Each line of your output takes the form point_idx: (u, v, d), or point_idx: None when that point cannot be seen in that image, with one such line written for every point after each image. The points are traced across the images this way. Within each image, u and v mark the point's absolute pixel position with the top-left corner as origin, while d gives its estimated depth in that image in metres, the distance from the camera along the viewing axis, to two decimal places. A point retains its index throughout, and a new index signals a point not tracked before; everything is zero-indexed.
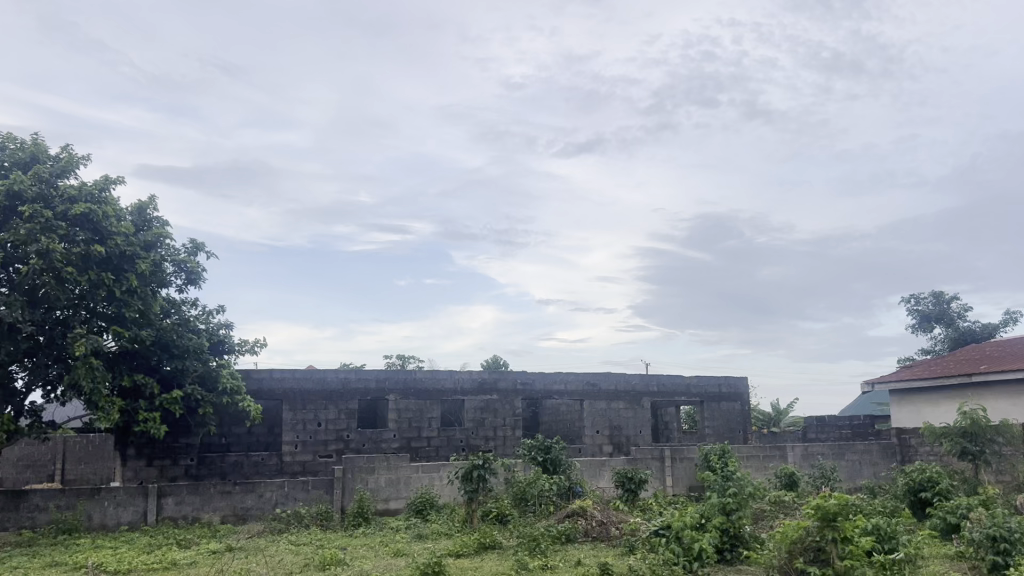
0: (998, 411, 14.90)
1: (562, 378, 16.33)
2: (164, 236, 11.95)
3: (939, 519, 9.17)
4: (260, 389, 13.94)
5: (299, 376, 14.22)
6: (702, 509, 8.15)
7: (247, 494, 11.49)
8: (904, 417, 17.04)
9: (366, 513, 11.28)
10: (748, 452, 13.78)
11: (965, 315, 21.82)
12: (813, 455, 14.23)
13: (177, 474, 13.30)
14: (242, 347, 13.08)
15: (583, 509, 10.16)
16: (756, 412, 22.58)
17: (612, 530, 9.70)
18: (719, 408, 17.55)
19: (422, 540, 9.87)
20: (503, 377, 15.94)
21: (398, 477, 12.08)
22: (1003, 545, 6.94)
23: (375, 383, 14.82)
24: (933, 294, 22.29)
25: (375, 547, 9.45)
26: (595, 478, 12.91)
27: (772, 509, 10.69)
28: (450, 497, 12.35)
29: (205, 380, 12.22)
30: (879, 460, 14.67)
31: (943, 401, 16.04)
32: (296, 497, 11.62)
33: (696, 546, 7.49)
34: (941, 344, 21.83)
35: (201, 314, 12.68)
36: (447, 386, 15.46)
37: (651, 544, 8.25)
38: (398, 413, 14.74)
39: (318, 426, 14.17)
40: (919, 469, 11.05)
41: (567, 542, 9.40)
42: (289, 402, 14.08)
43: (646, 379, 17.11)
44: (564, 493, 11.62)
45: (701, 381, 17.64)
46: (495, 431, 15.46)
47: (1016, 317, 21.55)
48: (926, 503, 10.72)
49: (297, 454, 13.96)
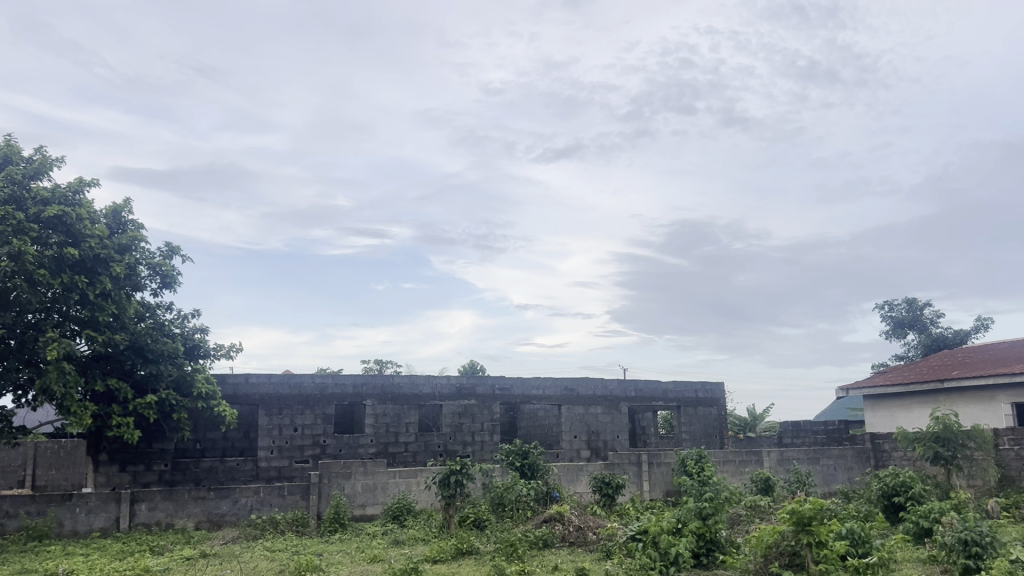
0: (969, 416, 15.15)
1: (540, 383, 16.32)
2: (139, 239, 11.83)
3: (912, 523, 9.29)
4: (237, 394, 13.81)
5: (275, 381, 14.11)
6: (679, 514, 8.18)
7: (222, 499, 11.38)
8: (877, 422, 17.21)
9: (343, 519, 11.23)
10: (724, 457, 13.87)
11: (938, 321, 22.09)
12: (788, 460, 14.34)
13: (151, 480, 13.14)
14: (217, 351, 12.97)
15: (560, 514, 10.19)
16: (733, 417, 22.74)
17: (588, 535, 9.71)
18: (696, 413, 17.67)
19: (399, 547, 9.81)
20: (482, 381, 15.81)
21: (375, 482, 12.01)
22: (975, 549, 7.02)
23: (352, 388, 14.64)
24: (906, 300, 22.56)
25: (351, 553, 9.39)
26: (573, 483, 12.85)
27: (749, 513, 10.77)
28: (427, 502, 12.29)
29: (180, 384, 12.08)
30: (854, 465, 14.82)
31: (916, 406, 16.22)
32: (271, 502, 11.51)
33: (674, 551, 7.52)
34: (915, 349, 22.10)
35: (176, 318, 12.54)
36: (424, 391, 15.31)
37: (628, 549, 8.27)
38: (376, 418, 14.74)
39: (294, 431, 14.08)
40: (892, 474, 11.17)
41: (545, 547, 9.38)
42: (266, 407, 13.99)
43: (624, 383, 17.08)
44: (542, 498, 11.62)
45: (679, 387, 17.69)
46: (473, 436, 15.47)
47: (988, 324, 21.85)
48: (899, 507, 10.86)
49: (273, 459, 13.86)
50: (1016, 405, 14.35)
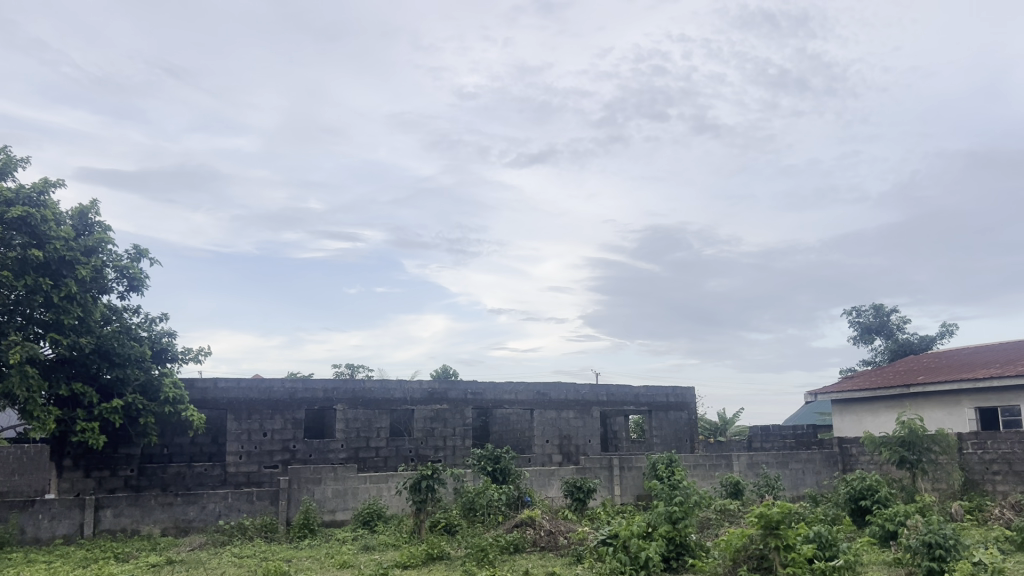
0: (934, 421, 15.39)
1: (512, 387, 16.38)
2: (106, 241, 11.65)
3: (877, 526, 9.40)
4: (204, 399, 13.68)
5: (244, 386, 14.03)
6: (649, 519, 8.23)
7: (189, 505, 11.24)
8: (845, 426, 17.40)
9: (312, 524, 11.13)
10: (695, 461, 13.96)
11: (905, 327, 22.43)
12: (757, 464, 14.44)
13: (116, 485, 12.94)
14: (185, 355, 12.80)
15: (531, 519, 10.19)
16: (703, 422, 22.90)
17: (560, 539, 9.71)
18: (667, 418, 17.75)
19: (369, 552, 9.75)
20: (453, 386, 15.88)
21: (345, 488, 11.93)
22: (938, 552, 7.14)
23: (323, 393, 14.64)
24: (873, 306, 22.87)
25: (320, 559, 9.31)
26: (544, 488, 12.86)
27: (718, 517, 10.88)
28: (397, 508, 12.23)
29: (146, 388, 11.89)
30: (822, 469, 14.98)
31: (883, 411, 16.42)
32: (239, 508, 11.39)
33: (644, 555, 7.54)
34: (882, 355, 22.41)
35: (143, 322, 12.37)
36: (396, 396, 15.36)
37: (599, 553, 8.28)
38: (346, 423, 14.62)
39: (264, 436, 13.92)
40: (860, 478, 11.31)
41: (515, 552, 9.38)
42: (234, 412, 13.84)
43: (595, 388, 17.17)
44: (513, 503, 11.62)
45: (649, 391, 17.79)
46: (444, 440, 15.37)
47: (953, 330, 22.20)
48: (866, 510, 10.98)
49: (242, 464, 13.71)
50: (979, 409, 14.62)
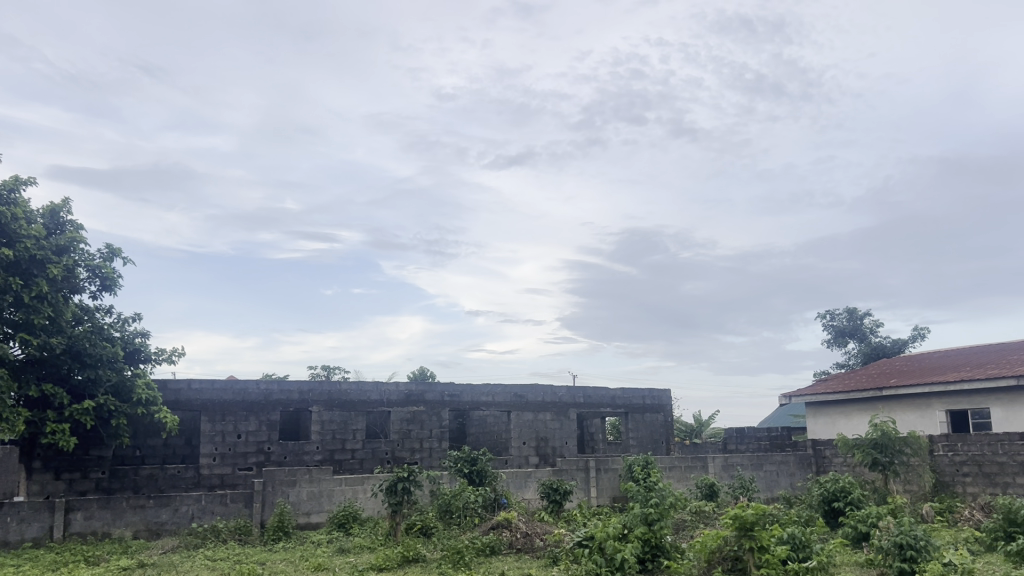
0: (906, 424, 15.56)
1: (489, 389, 16.37)
2: (78, 240, 11.50)
3: (850, 528, 9.49)
4: (178, 400, 13.54)
5: (219, 387, 13.88)
6: (625, 520, 8.24)
7: (162, 507, 11.12)
8: (819, 429, 17.56)
9: (287, 527, 11.05)
10: (670, 463, 14.03)
11: (878, 331, 22.70)
12: (732, 466, 14.52)
13: (87, 488, 12.75)
14: (158, 356, 12.66)
15: (508, 521, 10.20)
16: (679, 424, 23.02)
17: (536, 541, 9.72)
18: (643, 419, 17.83)
19: (344, 555, 9.69)
20: (431, 388, 15.78)
21: (321, 490, 11.85)
22: (909, 553, 7.23)
23: (298, 394, 14.52)
24: (847, 310, 23.11)
25: (295, 562, 9.24)
26: (520, 490, 12.85)
27: (693, 518, 10.94)
28: (373, 510, 12.16)
29: (119, 389, 11.74)
30: (796, 471, 15.10)
31: (856, 414, 16.59)
32: (213, 510, 11.28)
33: (619, 557, 7.56)
34: (855, 358, 22.66)
35: (116, 322, 12.22)
36: (372, 398, 15.25)
37: (574, 555, 8.27)
38: (321, 425, 14.53)
39: (238, 438, 13.80)
40: (833, 479, 11.42)
41: (491, 554, 9.36)
42: (208, 414, 13.71)
43: (573, 390, 17.20)
44: (490, 505, 11.62)
45: (626, 393, 17.85)
46: (421, 442, 15.34)
47: (924, 334, 22.49)
48: (839, 512, 11.08)
49: (216, 467, 13.58)
50: (950, 412, 14.83)
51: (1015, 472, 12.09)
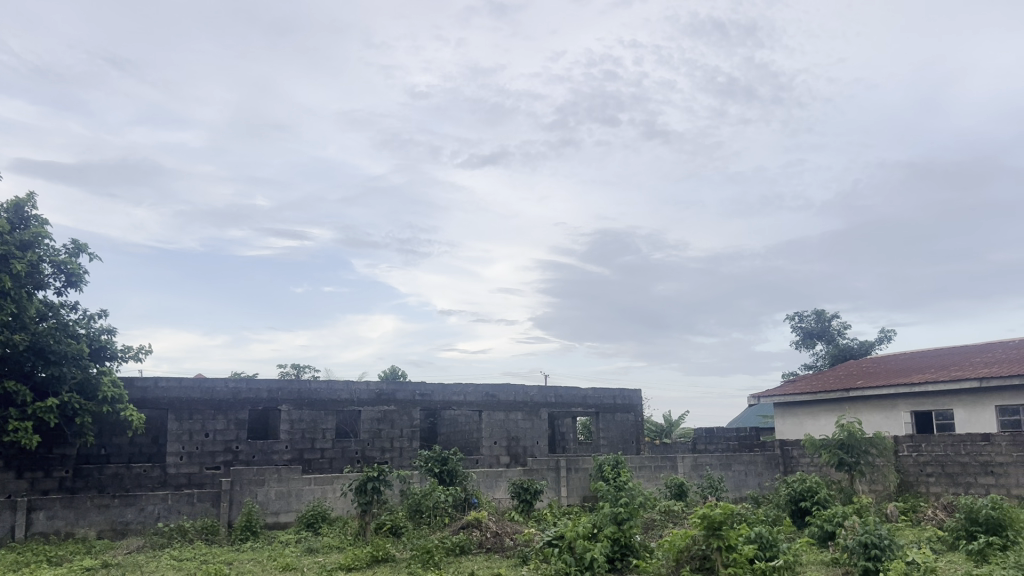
0: (872, 424, 15.78)
1: (460, 389, 16.36)
2: (43, 236, 11.31)
3: (816, 527, 9.60)
4: (144, 399, 13.37)
5: (186, 385, 13.72)
6: (595, 520, 8.28)
7: (127, 507, 10.96)
8: (787, 429, 17.74)
9: (254, 527, 10.94)
10: (640, 462, 14.10)
11: (845, 332, 23.00)
12: (701, 465, 14.64)
13: (50, 487, 12.51)
14: (124, 353, 12.47)
15: (478, 521, 10.18)
16: (649, 424, 23.14)
17: (505, 541, 9.72)
18: (614, 419, 17.91)
19: (312, 555, 9.61)
20: (401, 388, 15.75)
21: (289, 489, 11.74)
22: (873, 552, 7.34)
23: (267, 393, 14.40)
24: (815, 312, 23.39)
25: (262, 562, 9.16)
26: (491, 489, 12.85)
27: (663, 518, 11.01)
28: (342, 510, 12.08)
29: (84, 387, 11.54)
30: (763, 471, 15.26)
31: (823, 414, 16.80)
32: (179, 510, 11.16)
33: (589, 556, 7.59)
34: (823, 360, 22.94)
35: (81, 319, 12.02)
36: (342, 397, 15.16)
37: (544, 554, 8.28)
38: (291, 424, 14.41)
39: (205, 437, 13.65)
40: (800, 479, 11.55)
41: (461, 554, 9.35)
42: (175, 412, 13.55)
43: (544, 390, 17.24)
44: (460, 504, 11.61)
45: (597, 393, 17.91)
46: (391, 442, 15.25)
47: (890, 335, 22.83)
48: (805, 511, 11.21)
49: (183, 466, 13.41)
50: (915, 413, 15.07)
51: (977, 473, 12.31)
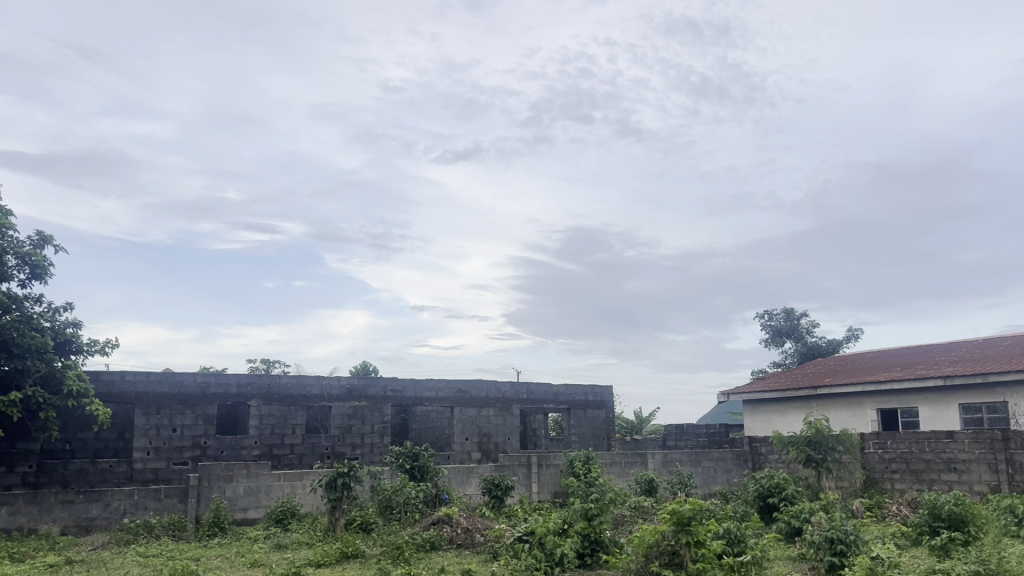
0: (839, 422, 16.00)
1: (432, 385, 16.33)
2: (7, 227, 11.09)
3: (783, 523, 9.72)
4: (110, 393, 13.18)
5: (154, 379, 13.55)
6: (565, 515, 8.30)
7: (92, 503, 10.80)
8: (755, 426, 17.91)
9: (222, 522, 10.85)
10: (611, 459, 14.18)
11: (813, 331, 23.28)
12: (671, 461, 14.75)
13: (13, 483, 12.29)
14: (91, 347, 12.28)
15: (448, 517, 10.18)
16: (620, 420, 23.27)
17: (476, 536, 9.71)
18: (585, 416, 17.98)
19: (281, 551, 9.54)
20: (373, 383, 15.66)
21: (258, 485, 11.63)
22: (839, 547, 7.45)
23: (236, 388, 14.23)
24: (784, 310, 23.64)
25: (230, 558, 9.07)
26: (462, 485, 12.85)
27: (632, 514, 11.09)
28: (312, 506, 11.99)
29: (48, 381, 11.33)
30: (732, 467, 15.41)
31: (791, 411, 17.00)
32: (146, 506, 11.02)
33: (559, 552, 7.61)
34: (792, 357, 23.20)
35: (46, 311, 11.81)
36: (313, 392, 15.07)
37: (515, 550, 8.28)
38: (260, 419, 14.31)
39: (173, 432, 13.52)
40: (768, 476, 11.69)
41: (432, 550, 9.32)
42: (142, 407, 13.41)
43: (516, 386, 17.23)
44: (431, 500, 11.59)
45: (569, 390, 17.97)
46: (362, 438, 15.20)
47: (858, 334, 23.14)
48: (773, 508, 11.33)
49: (149, 461, 13.25)
50: (880, 411, 15.30)
51: (941, 469, 12.52)
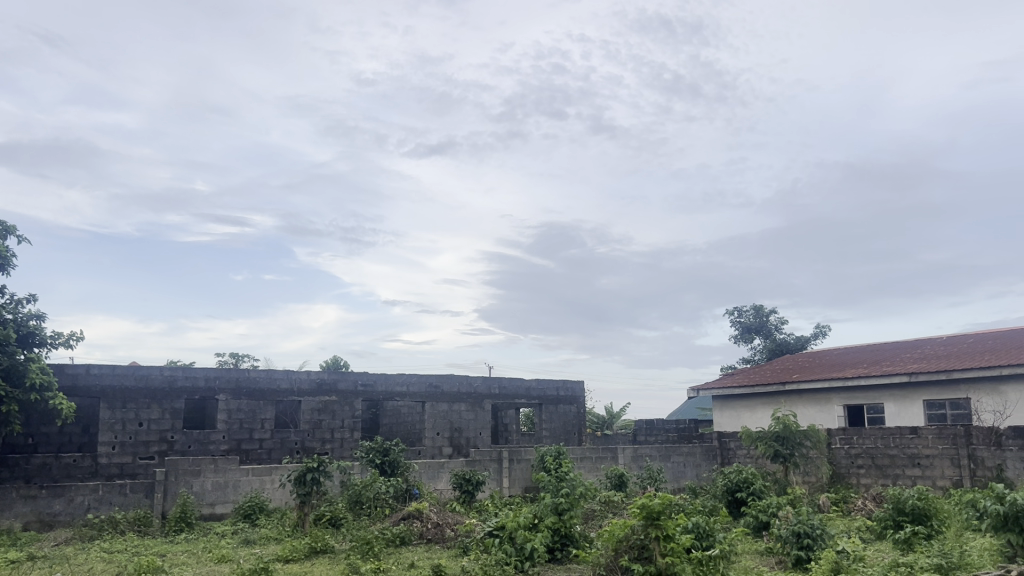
0: (806, 418, 16.20)
1: (404, 380, 16.24)
2: None
3: (751, 517, 9.81)
4: (75, 386, 12.95)
5: (120, 373, 13.33)
6: (535, 510, 8.31)
7: (55, 498, 10.63)
8: (724, 421, 18.05)
9: (189, 518, 10.73)
10: (582, 454, 14.23)
11: (782, 328, 23.51)
12: (641, 456, 14.84)
13: None
14: (55, 339, 12.07)
15: (419, 512, 10.15)
16: (591, 415, 23.38)
17: (446, 531, 9.70)
18: (556, 411, 18.03)
19: (249, 546, 9.46)
20: (344, 377, 15.52)
21: (226, 480, 11.52)
22: (806, 541, 7.55)
23: (204, 382, 14.06)
24: (754, 307, 23.86)
25: (197, 554, 8.97)
26: (433, 480, 12.81)
27: (603, 508, 11.14)
28: (281, 501, 11.90)
29: (10, 374, 11.12)
30: (701, 462, 15.54)
31: (759, 407, 17.18)
32: (111, 501, 10.87)
33: (529, 546, 7.63)
34: (761, 353, 23.43)
35: (8, 303, 11.58)
36: (282, 387, 14.88)
37: (484, 545, 8.26)
38: (228, 414, 14.15)
39: (139, 427, 13.32)
40: (736, 471, 11.81)
41: (402, 545, 9.28)
42: (108, 400, 13.18)
43: (488, 381, 17.19)
44: (402, 495, 11.56)
45: (541, 385, 17.98)
46: (332, 433, 15.13)
47: (826, 331, 23.41)
48: (741, 502, 11.44)
49: (115, 456, 13.04)
50: (847, 406, 15.49)
51: (905, 465, 12.71)
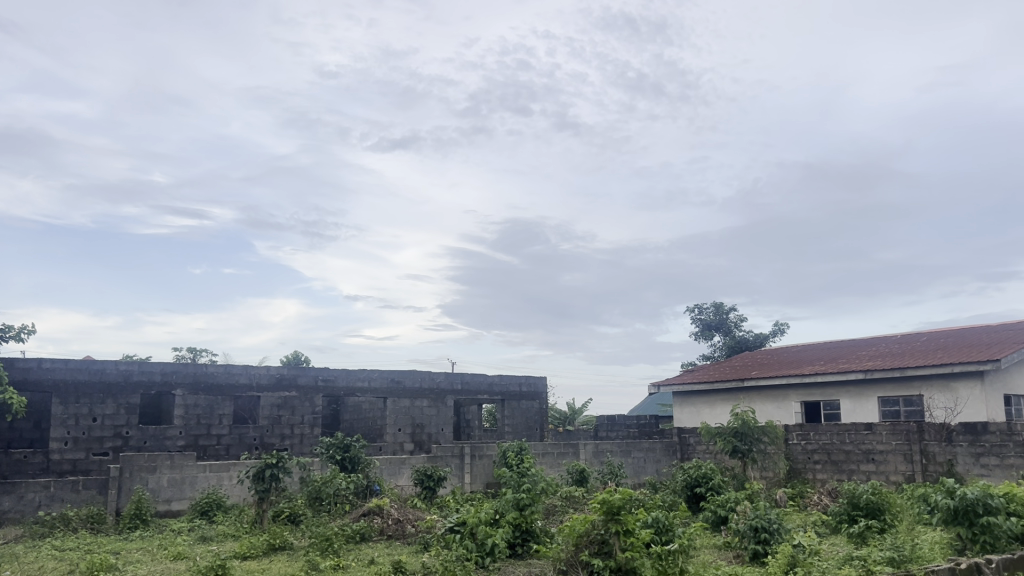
0: (764, 414, 16.39)
1: (365, 375, 16.18)
2: None
3: (710, 512, 9.90)
4: (26, 380, 12.67)
5: (73, 367, 13.08)
6: (497, 506, 8.33)
7: (4, 495, 10.36)
8: (684, 417, 18.20)
9: (145, 514, 10.54)
10: (544, 449, 14.27)
11: (742, 325, 23.81)
12: (602, 452, 14.90)
13: None
14: (5, 333, 11.77)
15: (379, 508, 10.11)
16: (553, 411, 23.45)
17: (407, 528, 9.66)
18: (518, 407, 18.04)
19: (206, 543, 9.34)
20: (303, 372, 15.44)
21: (182, 476, 11.33)
22: (763, 535, 7.67)
23: (160, 376, 13.87)
24: (714, 305, 24.13)
25: (152, 551, 8.82)
26: (393, 476, 12.75)
27: (563, 504, 11.18)
28: (239, 497, 11.73)
29: None
30: (661, 457, 15.67)
31: (719, 403, 17.37)
32: (63, 498, 10.66)
33: (489, 542, 7.64)
34: (720, 351, 23.70)
35: None
36: (240, 382, 14.77)
37: (446, 541, 8.22)
38: (185, 409, 13.88)
39: (92, 421, 12.98)
40: (696, 466, 11.92)
41: (361, 541, 9.21)
42: (60, 395, 12.86)
43: (450, 376, 17.17)
44: (361, 491, 11.47)
45: (503, 380, 17.98)
46: (292, 428, 14.90)
47: (783, 329, 23.76)
48: (700, 497, 11.56)
49: (68, 452, 12.72)
50: (804, 403, 15.74)
51: (860, 460, 12.95)
